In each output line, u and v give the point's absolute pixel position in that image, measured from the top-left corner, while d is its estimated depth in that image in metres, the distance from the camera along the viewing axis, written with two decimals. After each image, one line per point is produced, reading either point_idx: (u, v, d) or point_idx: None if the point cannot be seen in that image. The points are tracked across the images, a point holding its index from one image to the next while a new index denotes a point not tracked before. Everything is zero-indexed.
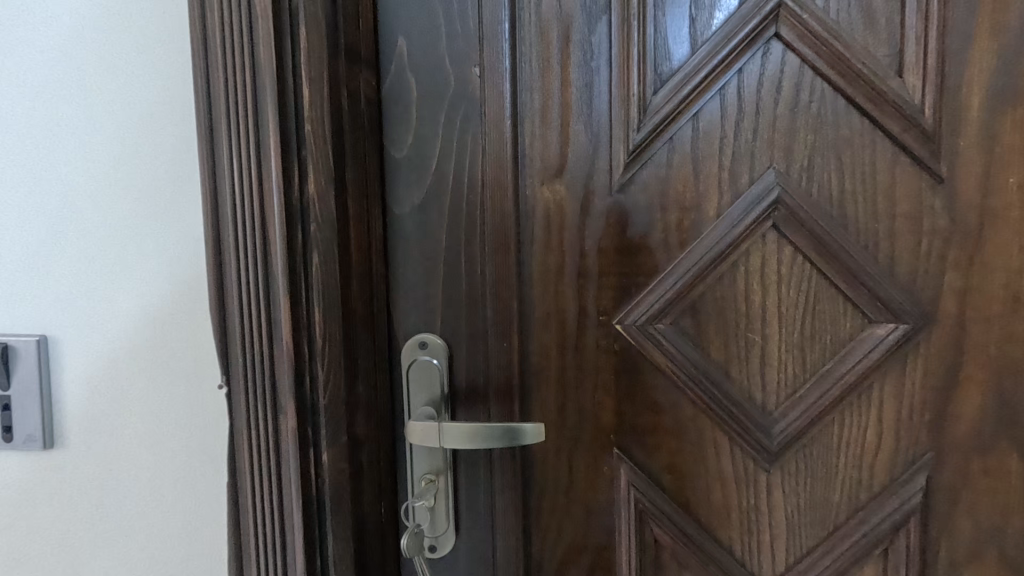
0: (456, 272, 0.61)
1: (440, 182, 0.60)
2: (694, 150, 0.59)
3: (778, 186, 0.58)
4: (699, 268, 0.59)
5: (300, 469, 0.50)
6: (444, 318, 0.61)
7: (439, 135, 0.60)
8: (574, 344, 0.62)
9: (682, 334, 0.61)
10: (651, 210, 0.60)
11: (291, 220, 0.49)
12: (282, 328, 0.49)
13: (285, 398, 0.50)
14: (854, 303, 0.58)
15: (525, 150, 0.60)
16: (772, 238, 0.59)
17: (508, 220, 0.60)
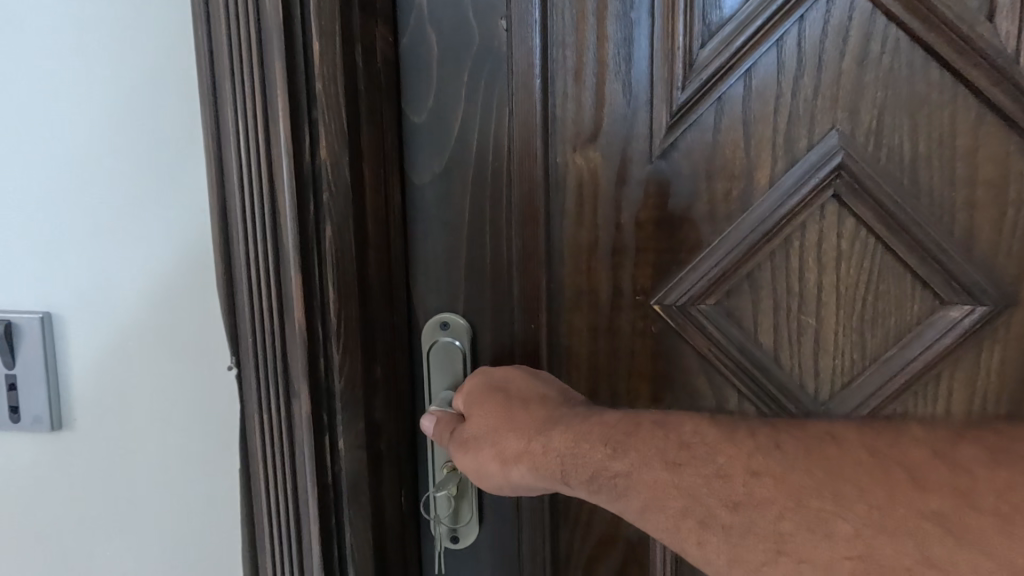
0: (480, 247, 0.56)
1: (464, 149, 0.55)
2: (746, 112, 0.53)
3: (842, 150, 0.52)
4: (747, 244, 0.54)
5: (315, 458, 0.47)
6: (467, 297, 0.57)
7: (464, 98, 0.55)
8: (607, 324, 0.57)
9: (728, 316, 0.55)
10: (695, 179, 0.54)
11: (301, 186, 0.44)
12: (294, 308, 0.45)
13: (298, 382, 0.46)
14: (923, 282, 0.52)
15: (556, 113, 0.55)
16: (832, 209, 0.52)
17: (536, 190, 0.55)
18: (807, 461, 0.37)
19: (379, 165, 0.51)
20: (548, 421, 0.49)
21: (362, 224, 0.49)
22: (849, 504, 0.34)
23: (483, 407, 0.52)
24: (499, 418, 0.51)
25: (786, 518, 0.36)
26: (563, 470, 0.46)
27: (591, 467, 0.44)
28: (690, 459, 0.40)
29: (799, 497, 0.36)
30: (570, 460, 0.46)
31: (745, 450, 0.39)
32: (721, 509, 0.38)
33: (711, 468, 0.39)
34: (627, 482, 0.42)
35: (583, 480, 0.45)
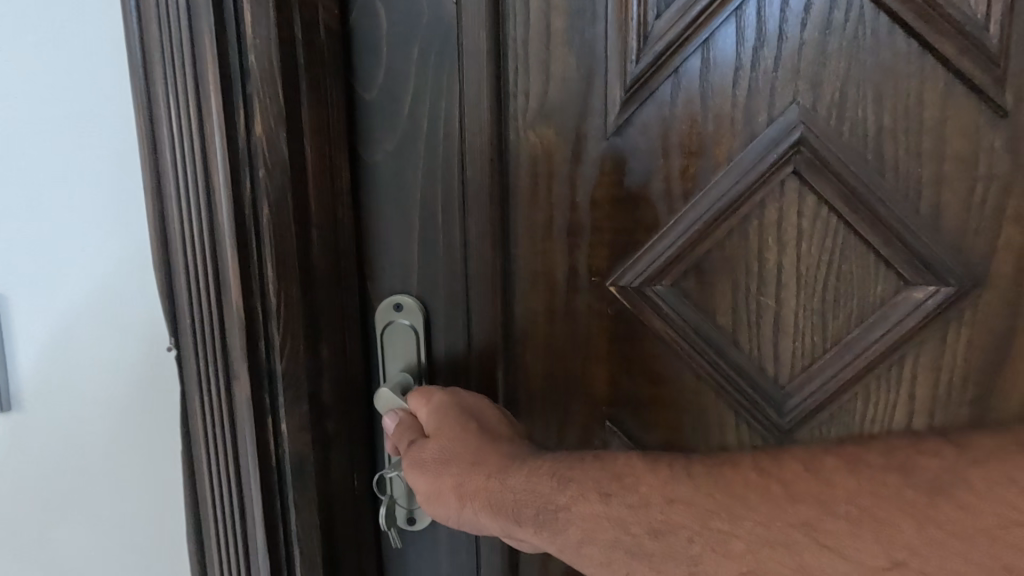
0: (433, 228, 0.55)
1: (415, 127, 0.54)
2: (704, 86, 0.51)
3: (803, 124, 0.49)
4: (703, 223, 0.52)
5: (257, 439, 0.47)
6: (421, 278, 0.56)
7: (415, 74, 0.53)
8: (563, 307, 0.56)
9: (685, 298, 0.54)
10: (652, 156, 0.53)
11: (234, 166, 0.44)
12: (231, 289, 0.45)
13: (237, 362, 0.46)
14: (887, 263, 0.50)
15: (511, 90, 0.54)
16: (793, 187, 0.51)
17: (489, 169, 0.54)
18: (708, 485, 0.38)
19: (325, 143, 0.50)
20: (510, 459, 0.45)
21: (303, 204, 0.48)
22: (740, 521, 0.36)
23: (444, 431, 0.48)
24: (460, 451, 0.47)
25: (696, 542, 0.36)
26: (514, 508, 0.43)
27: (540, 502, 0.42)
28: (618, 490, 0.40)
29: (704, 520, 0.37)
30: (523, 497, 0.43)
31: (658, 477, 0.39)
32: (642, 535, 0.38)
33: (633, 497, 0.39)
34: (568, 516, 0.41)
35: (532, 518, 0.42)
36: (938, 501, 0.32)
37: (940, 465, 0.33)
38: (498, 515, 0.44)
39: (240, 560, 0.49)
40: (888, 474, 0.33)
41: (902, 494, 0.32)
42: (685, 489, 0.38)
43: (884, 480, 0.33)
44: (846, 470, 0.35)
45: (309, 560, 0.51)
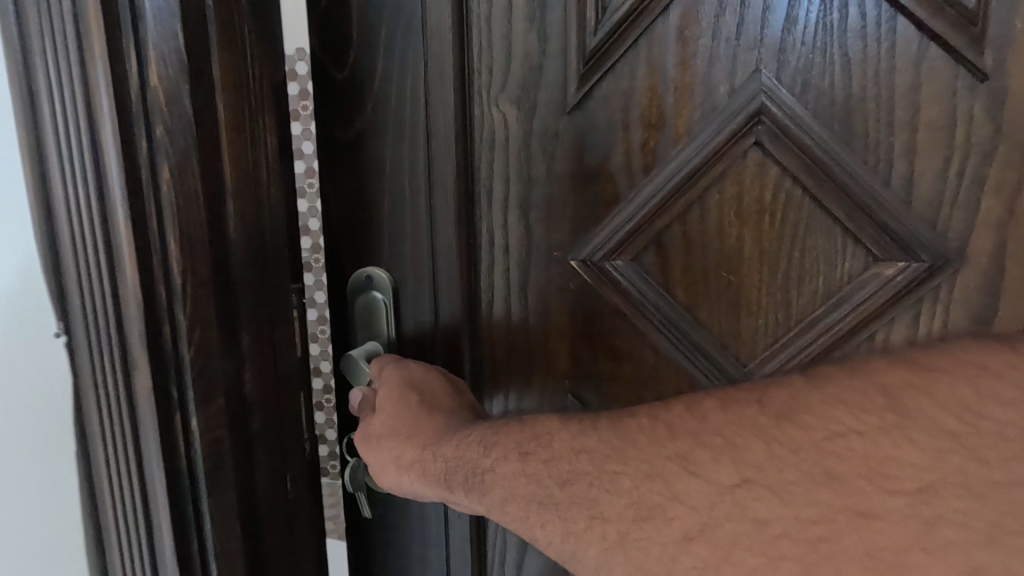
0: (402, 204, 0.57)
1: (383, 104, 0.56)
2: (664, 56, 0.50)
3: (765, 93, 0.48)
4: (662, 197, 0.52)
5: (162, 434, 0.43)
6: (391, 251, 0.58)
7: (381, 53, 0.55)
8: (525, 281, 0.57)
9: (643, 273, 0.54)
10: (611, 129, 0.52)
11: (122, 130, 0.39)
12: (126, 267, 0.40)
13: (135, 349, 0.42)
14: (853, 237, 0.48)
15: (473, 68, 0.55)
16: (755, 158, 0.49)
17: (451, 144, 0.55)
18: (610, 433, 0.41)
19: (244, 111, 0.46)
20: (445, 429, 0.51)
21: (220, 174, 0.44)
22: (631, 461, 0.38)
23: (387, 407, 0.54)
24: (401, 425, 0.53)
25: (595, 487, 0.39)
26: (446, 474, 0.48)
27: (468, 468, 0.47)
28: (535, 448, 0.44)
29: (600, 465, 0.40)
30: (452, 465, 0.48)
31: (568, 432, 0.43)
32: (553, 486, 0.42)
33: (547, 452, 0.43)
34: (493, 477, 0.45)
35: (461, 483, 0.47)
36: (783, 424, 0.34)
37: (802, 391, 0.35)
38: (433, 478, 0.50)
39: (144, 567, 0.46)
40: (747, 406, 0.36)
41: (755, 421, 0.35)
42: (591, 443, 0.41)
43: (746, 413, 0.35)
44: (717, 407, 0.37)
45: (227, 562, 0.48)
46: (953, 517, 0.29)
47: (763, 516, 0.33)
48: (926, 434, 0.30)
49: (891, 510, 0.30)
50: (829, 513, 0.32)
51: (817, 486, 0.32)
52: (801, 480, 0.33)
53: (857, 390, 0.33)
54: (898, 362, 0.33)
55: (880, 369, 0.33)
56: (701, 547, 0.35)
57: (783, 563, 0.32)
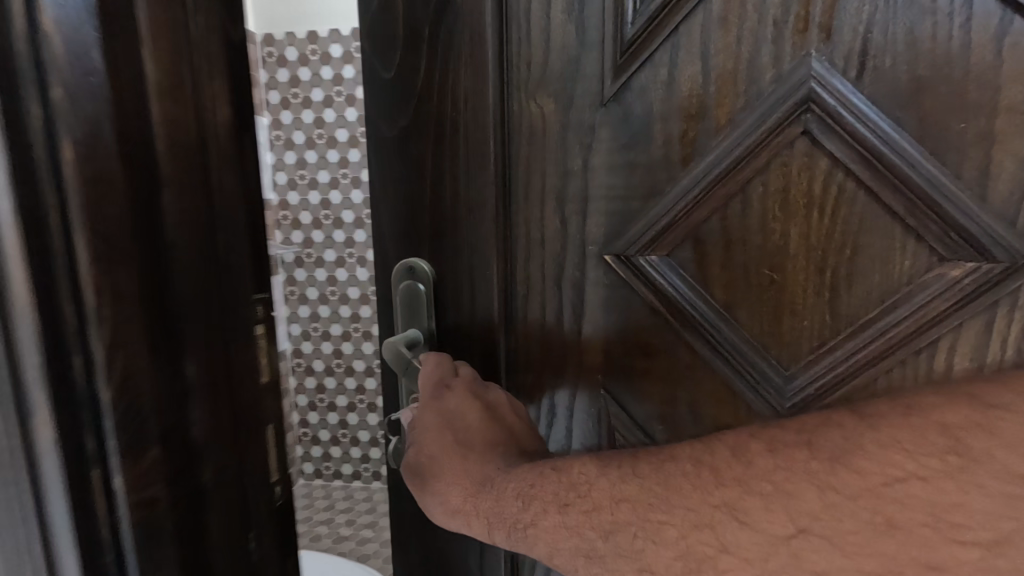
0: (442, 197, 0.58)
1: (426, 100, 0.57)
2: (704, 43, 0.48)
3: (815, 78, 0.45)
4: (700, 191, 0.50)
5: (71, 508, 0.28)
6: (432, 243, 0.59)
7: (422, 51, 0.56)
8: (559, 276, 0.57)
9: (679, 270, 0.53)
10: (649, 121, 0.51)
11: (4, 70, 0.24)
12: (9, 258, 0.25)
13: (21, 385, 0.26)
14: (915, 234, 0.44)
15: (512, 61, 0.55)
16: (802, 149, 0.46)
17: (487, 136, 0.55)
18: (647, 475, 0.38)
19: (172, 25, 0.30)
20: (485, 476, 0.47)
21: (176, 132, 0.30)
22: (672, 508, 0.36)
23: (429, 446, 0.51)
24: (444, 466, 0.50)
25: (638, 537, 0.37)
26: (489, 528, 0.46)
27: (510, 524, 0.44)
28: (575, 499, 0.40)
29: (642, 515, 0.37)
30: (494, 520, 0.45)
31: (606, 476, 0.40)
32: (596, 538, 0.39)
33: (587, 503, 0.40)
34: (533, 531, 0.42)
35: (505, 538, 0.45)
36: (837, 470, 0.33)
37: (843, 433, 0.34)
38: (478, 526, 0.47)
39: None
40: (795, 451, 0.34)
41: (808, 471, 0.33)
42: (632, 491, 0.38)
43: (795, 458, 0.34)
44: (765, 451, 0.35)
45: None
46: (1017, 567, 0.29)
47: (818, 567, 0.32)
48: (993, 477, 0.30)
49: (961, 563, 0.30)
50: (895, 563, 0.31)
51: (881, 539, 0.31)
52: (867, 531, 0.32)
53: (914, 429, 0.32)
54: (958, 398, 0.33)
55: (941, 407, 0.32)
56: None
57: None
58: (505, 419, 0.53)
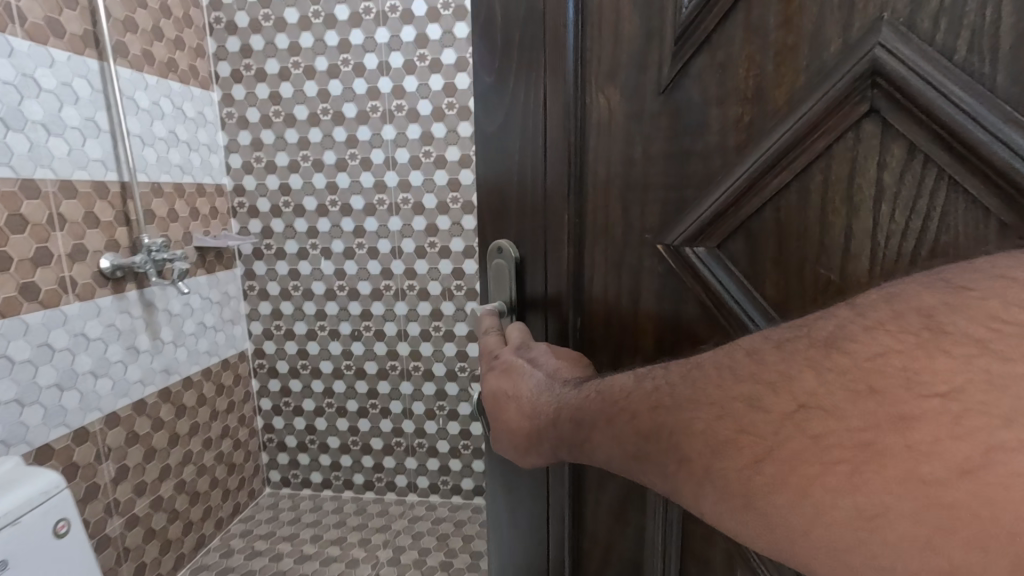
0: (530, 186, 0.61)
1: (517, 99, 0.59)
2: (763, 19, 0.46)
3: (884, 48, 0.40)
4: (755, 179, 0.49)
5: None
6: (519, 226, 0.63)
7: (514, 54, 0.58)
8: (621, 261, 0.58)
9: (730, 264, 0.53)
10: (706, 107, 0.50)
11: None
12: None
13: None
14: (1013, 235, 0.37)
15: (590, 53, 0.55)
16: (870, 130, 0.42)
17: (565, 130, 0.57)
18: (685, 395, 0.39)
19: None
20: (536, 412, 0.54)
21: None
22: (701, 398, 0.38)
23: (497, 406, 0.59)
24: (505, 420, 0.57)
25: (675, 431, 0.39)
26: (554, 455, 0.53)
27: (572, 445, 0.50)
28: (624, 406, 0.44)
29: (679, 408, 0.39)
30: (560, 449, 0.52)
31: (650, 391, 0.43)
32: (644, 440, 0.42)
33: (637, 423, 0.42)
34: (589, 436, 0.47)
35: (568, 455, 0.51)
36: (829, 352, 0.33)
37: (840, 320, 0.34)
38: (543, 451, 0.54)
39: None
40: (798, 343, 0.35)
41: (812, 355, 0.34)
42: (668, 398, 0.40)
43: (797, 348, 0.35)
44: (774, 348, 0.36)
45: None
46: (978, 409, 0.28)
47: (819, 433, 0.31)
48: (958, 344, 0.29)
49: (929, 412, 0.29)
50: (871, 418, 0.30)
51: (863, 401, 0.31)
52: (842, 396, 0.31)
53: (896, 312, 0.32)
54: (937, 283, 0.33)
55: (919, 291, 0.32)
56: (774, 467, 0.32)
57: (838, 468, 0.30)
58: (547, 364, 0.58)
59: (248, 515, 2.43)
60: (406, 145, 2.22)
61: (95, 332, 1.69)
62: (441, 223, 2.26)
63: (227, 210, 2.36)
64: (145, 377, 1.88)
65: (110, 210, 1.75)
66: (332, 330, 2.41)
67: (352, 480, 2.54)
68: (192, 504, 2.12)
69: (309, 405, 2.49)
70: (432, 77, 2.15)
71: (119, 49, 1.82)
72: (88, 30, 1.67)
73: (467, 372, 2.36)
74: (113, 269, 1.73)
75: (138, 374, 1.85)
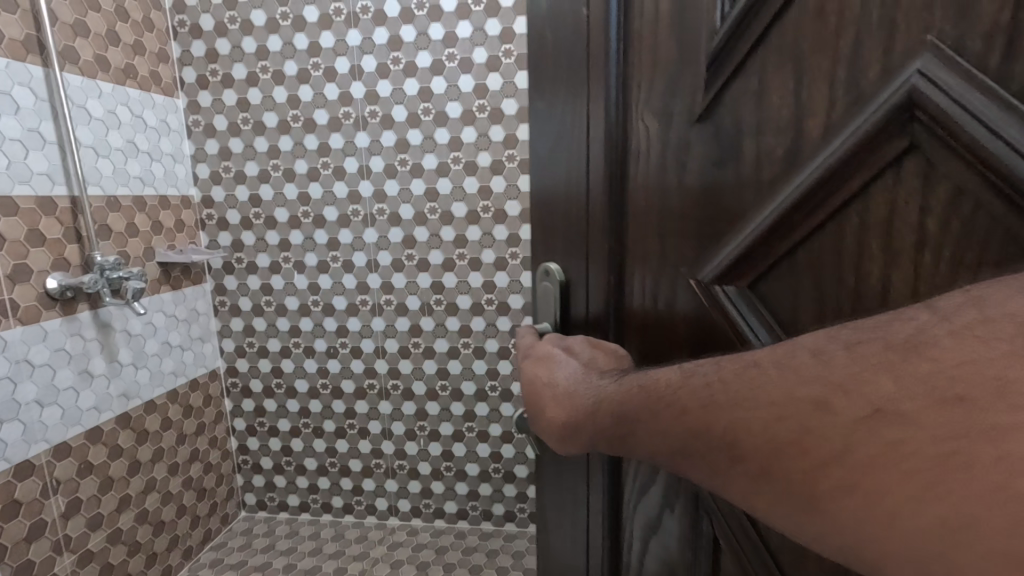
0: (576, 208, 0.65)
1: (565, 127, 0.64)
2: (798, 47, 0.46)
3: (925, 81, 0.39)
4: (785, 215, 0.50)
5: None
6: (565, 245, 0.67)
7: (561, 82, 0.63)
8: (654, 283, 0.61)
9: (758, 303, 0.54)
10: (739, 135, 0.51)
11: None
12: None
13: None
14: None
15: (630, 79, 0.59)
16: (911, 167, 0.41)
17: (609, 155, 0.61)
18: (745, 392, 0.42)
19: None
20: (574, 403, 0.58)
21: None
22: (767, 400, 0.40)
23: (536, 392, 0.63)
24: (542, 406, 0.62)
25: (733, 426, 0.42)
26: (591, 444, 0.56)
27: (613, 436, 0.53)
28: (677, 401, 0.46)
29: (737, 402, 0.42)
30: (600, 440, 0.55)
31: (702, 384, 0.45)
32: (689, 430, 0.45)
33: (687, 412, 0.45)
34: (635, 419, 0.50)
35: (608, 447, 0.54)
36: (910, 358, 0.34)
37: (919, 324, 0.35)
38: (584, 442, 0.57)
39: None
40: (871, 345, 0.36)
41: (885, 358, 0.35)
42: (717, 396, 0.43)
43: (873, 352, 0.36)
44: (842, 350, 0.38)
45: None
46: None
47: (895, 438, 0.33)
48: None
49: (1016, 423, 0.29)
50: (957, 428, 0.31)
51: (946, 408, 0.31)
52: (923, 402, 0.32)
53: (989, 319, 0.32)
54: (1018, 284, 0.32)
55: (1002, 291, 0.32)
56: (837, 470, 0.35)
57: (917, 472, 0.32)
58: (584, 354, 0.63)
59: (219, 542, 2.32)
60: (382, 153, 2.16)
61: (40, 358, 1.56)
62: (419, 234, 2.20)
63: (195, 222, 2.27)
64: (100, 404, 1.76)
65: (59, 227, 1.63)
66: (306, 347, 2.33)
67: (330, 502, 2.46)
68: (155, 535, 2.01)
69: (285, 425, 2.41)
70: (407, 81, 2.09)
71: (66, 54, 1.69)
72: (31, 34, 1.55)
73: (448, 390, 2.30)
74: (61, 291, 1.62)
75: (93, 400, 1.73)
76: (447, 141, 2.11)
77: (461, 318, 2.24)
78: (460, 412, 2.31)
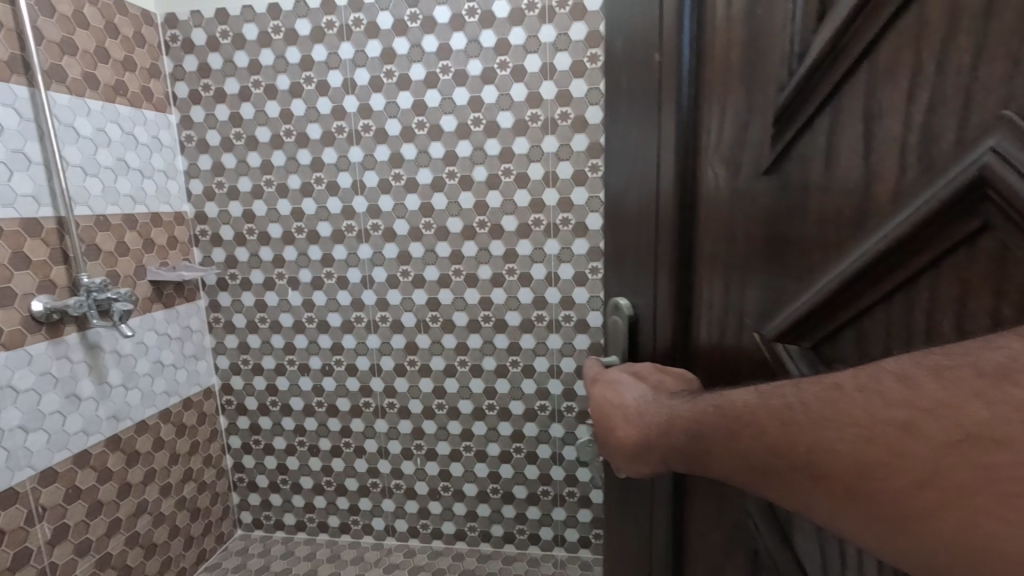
0: (647, 241, 0.75)
1: (638, 174, 0.76)
2: (869, 110, 0.46)
3: (996, 161, 0.36)
4: (848, 280, 0.48)
5: None
6: (639, 273, 0.78)
7: (637, 137, 0.76)
8: (720, 328, 0.64)
9: (820, 367, 0.53)
10: (806, 194, 0.52)
11: None
12: None
13: None
14: None
15: (701, 125, 0.64)
16: (987, 245, 0.38)
17: (675, 195, 0.68)
18: (825, 410, 0.40)
19: None
20: (640, 424, 0.62)
21: None
22: (849, 424, 0.39)
23: (607, 411, 0.69)
24: (612, 425, 0.67)
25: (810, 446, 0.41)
26: (661, 466, 0.60)
27: (682, 459, 0.57)
28: (751, 419, 0.47)
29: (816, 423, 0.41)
30: (668, 460, 0.59)
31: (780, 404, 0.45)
32: (761, 452, 0.45)
33: (760, 436, 0.45)
34: (704, 446, 0.53)
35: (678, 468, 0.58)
36: (1003, 384, 0.31)
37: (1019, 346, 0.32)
38: (650, 461, 0.61)
39: None
40: (959, 369, 0.34)
41: (978, 383, 0.33)
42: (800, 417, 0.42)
43: (959, 375, 0.34)
44: (931, 376, 0.35)
45: None
46: None
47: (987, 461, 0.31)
48: None
49: None
50: None
51: None
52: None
53: None
54: None
55: None
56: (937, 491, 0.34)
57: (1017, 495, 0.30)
58: (656, 381, 0.68)
59: (213, 564, 2.29)
60: (376, 167, 2.12)
61: (24, 383, 1.53)
62: (413, 251, 2.17)
63: (189, 239, 2.23)
64: (88, 427, 1.72)
65: (46, 250, 1.59)
66: (302, 365, 2.30)
67: (327, 521, 2.43)
68: (147, 558, 1.97)
69: (280, 444, 2.37)
70: (401, 95, 2.05)
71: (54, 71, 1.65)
72: (14, 55, 1.50)
73: (444, 408, 2.28)
74: (48, 313, 1.57)
75: (81, 424, 1.70)
76: (442, 155, 2.09)
77: (456, 334, 2.22)
78: (457, 432, 2.29)
